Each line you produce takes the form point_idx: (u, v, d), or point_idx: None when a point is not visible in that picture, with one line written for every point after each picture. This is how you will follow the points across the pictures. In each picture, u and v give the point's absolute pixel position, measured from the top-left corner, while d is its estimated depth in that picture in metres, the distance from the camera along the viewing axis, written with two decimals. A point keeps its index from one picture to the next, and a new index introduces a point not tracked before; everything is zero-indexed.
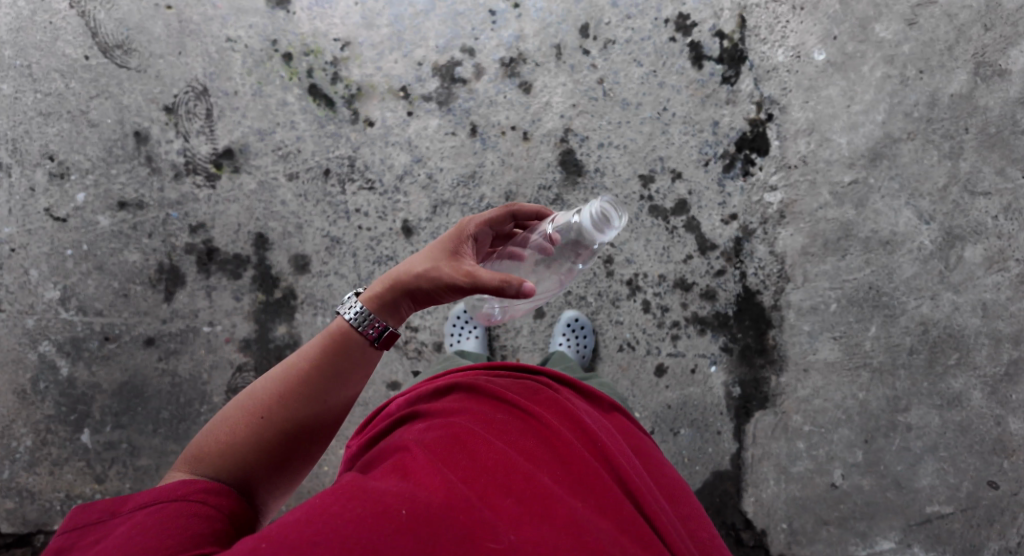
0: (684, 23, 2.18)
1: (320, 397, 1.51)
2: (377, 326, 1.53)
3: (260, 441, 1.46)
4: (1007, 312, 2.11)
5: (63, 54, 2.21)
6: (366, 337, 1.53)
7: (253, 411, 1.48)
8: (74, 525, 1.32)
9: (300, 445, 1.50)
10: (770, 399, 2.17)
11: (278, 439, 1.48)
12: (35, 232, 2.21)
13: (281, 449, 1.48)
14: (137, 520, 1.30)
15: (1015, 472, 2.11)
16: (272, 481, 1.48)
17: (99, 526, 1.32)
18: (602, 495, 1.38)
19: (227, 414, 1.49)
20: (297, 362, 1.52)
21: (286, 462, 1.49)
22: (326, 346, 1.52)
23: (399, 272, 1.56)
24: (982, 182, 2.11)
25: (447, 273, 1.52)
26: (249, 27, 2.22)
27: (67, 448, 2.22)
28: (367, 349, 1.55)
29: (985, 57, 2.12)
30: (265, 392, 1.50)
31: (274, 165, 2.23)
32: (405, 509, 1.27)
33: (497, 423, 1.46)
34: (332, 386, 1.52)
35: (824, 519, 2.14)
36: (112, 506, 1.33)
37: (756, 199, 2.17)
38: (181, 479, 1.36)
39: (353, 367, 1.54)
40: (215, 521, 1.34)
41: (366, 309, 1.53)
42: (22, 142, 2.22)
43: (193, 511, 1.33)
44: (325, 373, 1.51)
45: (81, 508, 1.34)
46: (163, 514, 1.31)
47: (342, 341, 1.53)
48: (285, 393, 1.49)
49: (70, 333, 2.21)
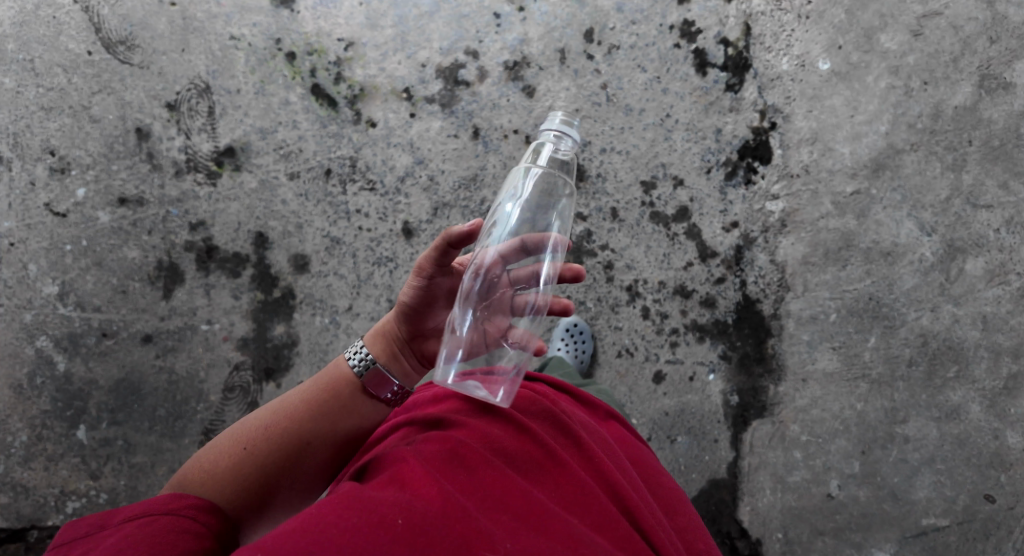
0: (689, 30, 2.17)
1: (308, 437, 1.52)
2: (365, 360, 1.56)
3: (245, 473, 1.47)
4: (1007, 326, 2.11)
5: (66, 49, 2.21)
6: (364, 381, 1.56)
7: (236, 441, 1.50)
8: (64, 540, 1.33)
9: (285, 481, 1.50)
10: (768, 408, 2.17)
11: (258, 468, 1.48)
12: (35, 226, 2.20)
13: (265, 483, 1.49)
14: (126, 532, 1.30)
15: (1012, 486, 2.10)
16: (253, 507, 1.48)
17: (88, 538, 1.33)
18: (599, 508, 1.38)
19: (213, 444, 1.52)
20: (284, 398, 1.55)
21: (269, 492, 1.49)
22: (319, 384, 1.55)
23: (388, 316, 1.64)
24: (985, 195, 2.11)
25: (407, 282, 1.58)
26: (253, 25, 2.22)
27: (63, 444, 2.21)
28: (361, 395, 1.57)
29: (990, 70, 2.11)
30: (251, 424, 1.53)
31: (275, 164, 2.22)
32: (402, 519, 1.26)
33: (493, 433, 1.46)
34: (314, 420, 1.53)
35: (819, 529, 2.14)
36: (102, 520, 1.34)
37: (758, 207, 2.17)
38: (171, 495, 1.38)
39: (343, 409, 1.55)
40: (202, 539, 1.35)
41: (369, 353, 1.57)
42: (24, 136, 2.21)
43: (182, 526, 1.34)
44: (314, 413, 1.53)
45: (72, 525, 1.35)
46: (153, 526, 1.32)
47: (335, 381, 1.56)
48: (275, 428, 1.51)
49: (68, 329, 2.21)
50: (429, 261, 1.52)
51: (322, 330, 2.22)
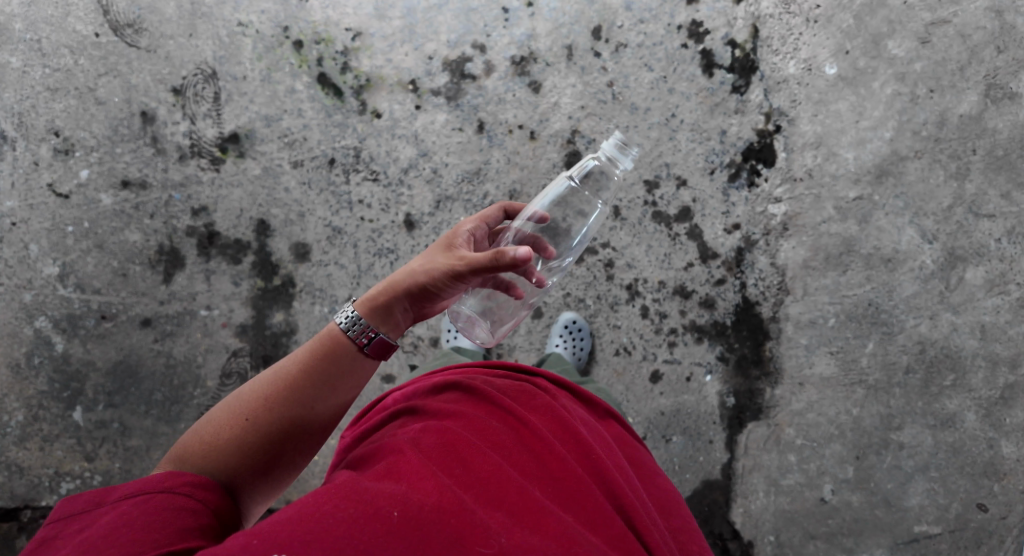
0: (697, 30, 2.17)
1: (309, 405, 1.48)
2: (370, 334, 1.50)
3: (246, 446, 1.44)
4: (1006, 336, 2.11)
5: (74, 30, 2.21)
6: (359, 346, 1.50)
7: (236, 417, 1.45)
8: (59, 516, 1.31)
9: (287, 451, 1.47)
10: (764, 411, 2.17)
11: (260, 444, 1.45)
12: (37, 207, 2.21)
13: (266, 454, 1.45)
14: (121, 510, 1.29)
15: (1005, 496, 2.10)
16: (253, 482, 1.45)
17: (83, 516, 1.30)
18: (594, 508, 1.38)
19: (210, 417, 1.47)
20: (284, 368, 1.49)
21: (271, 463, 1.46)
22: (317, 352, 1.49)
23: (391, 275, 1.55)
24: (987, 204, 2.11)
25: (440, 264, 1.51)
26: (261, 12, 2.22)
27: (59, 425, 2.21)
28: (360, 358, 1.51)
29: (996, 79, 2.11)
30: (250, 397, 1.47)
31: (279, 152, 2.23)
32: (397, 512, 1.26)
33: (490, 429, 1.45)
34: (314, 389, 1.48)
35: (812, 533, 2.14)
36: (97, 497, 1.32)
37: (760, 210, 2.17)
38: (168, 473, 1.35)
39: (343, 375, 1.50)
40: (199, 515, 1.33)
41: (361, 316, 1.50)
42: (28, 116, 2.21)
43: (177, 504, 1.31)
44: (314, 382, 1.48)
45: (69, 500, 1.33)
46: (149, 506, 1.29)
47: (332, 348, 1.49)
48: (275, 399, 1.46)
49: (68, 310, 2.21)
50: (474, 270, 1.48)
51: (321, 319, 2.22)
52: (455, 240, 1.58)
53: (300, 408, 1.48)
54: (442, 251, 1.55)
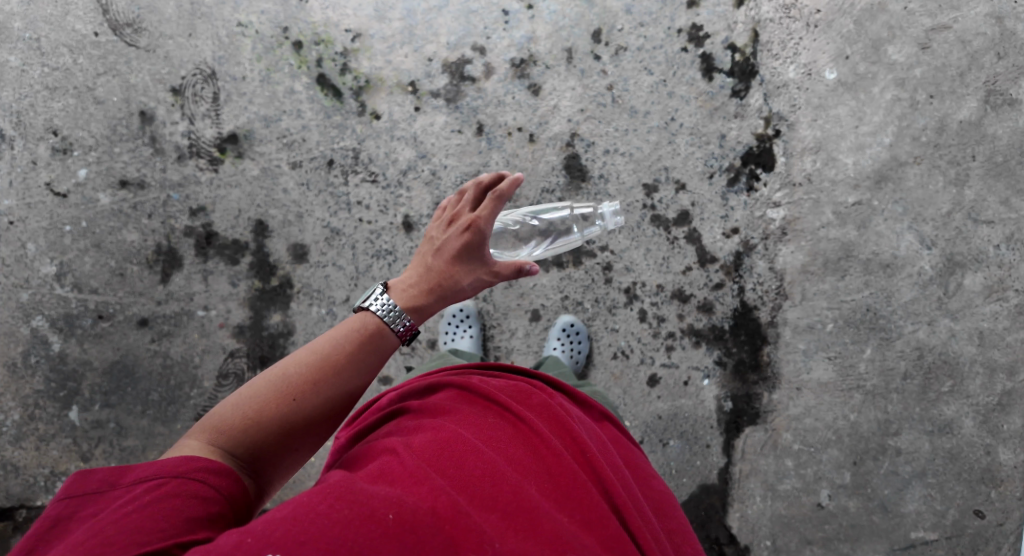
0: (698, 34, 2.17)
1: (340, 391, 1.44)
2: (405, 322, 1.48)
3: (272, 426, 1.39)
4: (1004, 342, 2.10)
5: (73, 29, 2.20)
6: (396, 336, 1.48)
7: (281, 395, 1.40)
8: (71, 494, 1.26)
9: (309, 436, 1.43)
10: (761, 415, 2.17)
11: (291, 426, 1.40)
12: (35, 206, 2.20)
13: (290, 436, 1.40)
14: (135, 495, 1.24)
15: (1001, 502, 2.10)
16: (278, 463, 1.41)
17: (96, 497, 1.26)
18: (591, 507, 1.36)
19: (251, 390, 1.40)
20: (331, 347, 1.45)
21: (292, 446, 1.41)
22: (355, 336, 1.46)
23: (423, 287, 1.50)
24: (986, 210, 2.10)
25: (478, 279, 1.50)
26: (261, 13, 2.22)
27: (55, 424, 2.21)
28: (394, 344, 1.49)
29: (996, 86, 2.11)
30: (297, 374, 1.42)
31: (277, 153, 2.22)
32: (392, 514, 1.24)
33: (486, 429, 1.44)
34: (353, 375, 1.45)
35: (808, 538, 2.14)
36: (111, 477, 1.27)
37: (759, 214, 2.17)
38: (182, 456, 1.29)
39: (375, 360, 1.47)
40: (211, 503, 1.27)
41: (397, 306, 1.48)
42: (26, 115, 2.21)
43: (189, 490, 1.26)
44: (349, 365, 1.44)
45: (80, 476, 1.28)
46: (161, 492, 1.24)
47: (368, 333, 1.46)
48: (307, 379, 1.42)
49: (64, 310, 2.21)
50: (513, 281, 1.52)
51: (319, 320, 2.22)
52: (477, 242, 1.47)
53: (329, 392, 1.43)
54: (478, 260, 1.49)
